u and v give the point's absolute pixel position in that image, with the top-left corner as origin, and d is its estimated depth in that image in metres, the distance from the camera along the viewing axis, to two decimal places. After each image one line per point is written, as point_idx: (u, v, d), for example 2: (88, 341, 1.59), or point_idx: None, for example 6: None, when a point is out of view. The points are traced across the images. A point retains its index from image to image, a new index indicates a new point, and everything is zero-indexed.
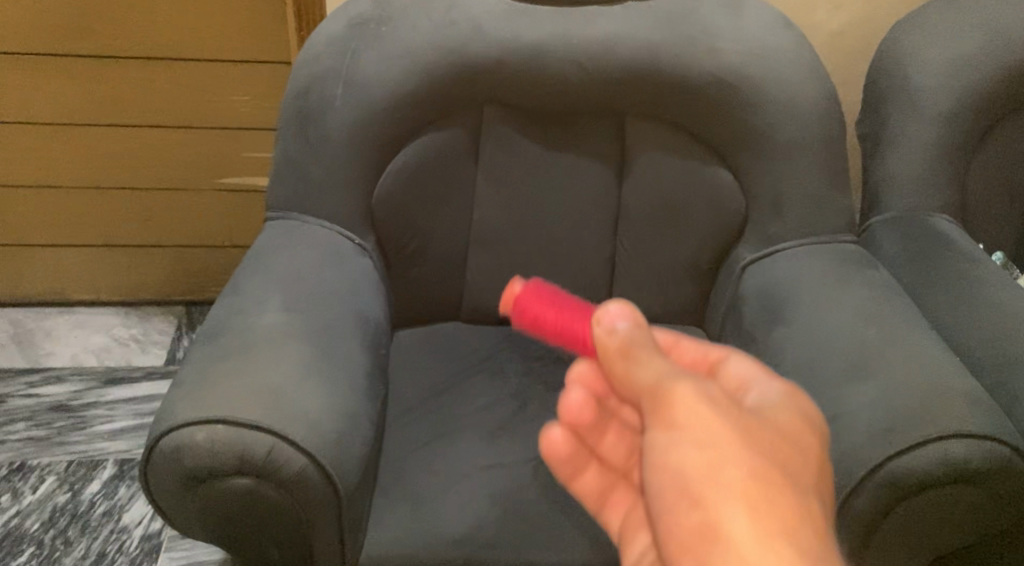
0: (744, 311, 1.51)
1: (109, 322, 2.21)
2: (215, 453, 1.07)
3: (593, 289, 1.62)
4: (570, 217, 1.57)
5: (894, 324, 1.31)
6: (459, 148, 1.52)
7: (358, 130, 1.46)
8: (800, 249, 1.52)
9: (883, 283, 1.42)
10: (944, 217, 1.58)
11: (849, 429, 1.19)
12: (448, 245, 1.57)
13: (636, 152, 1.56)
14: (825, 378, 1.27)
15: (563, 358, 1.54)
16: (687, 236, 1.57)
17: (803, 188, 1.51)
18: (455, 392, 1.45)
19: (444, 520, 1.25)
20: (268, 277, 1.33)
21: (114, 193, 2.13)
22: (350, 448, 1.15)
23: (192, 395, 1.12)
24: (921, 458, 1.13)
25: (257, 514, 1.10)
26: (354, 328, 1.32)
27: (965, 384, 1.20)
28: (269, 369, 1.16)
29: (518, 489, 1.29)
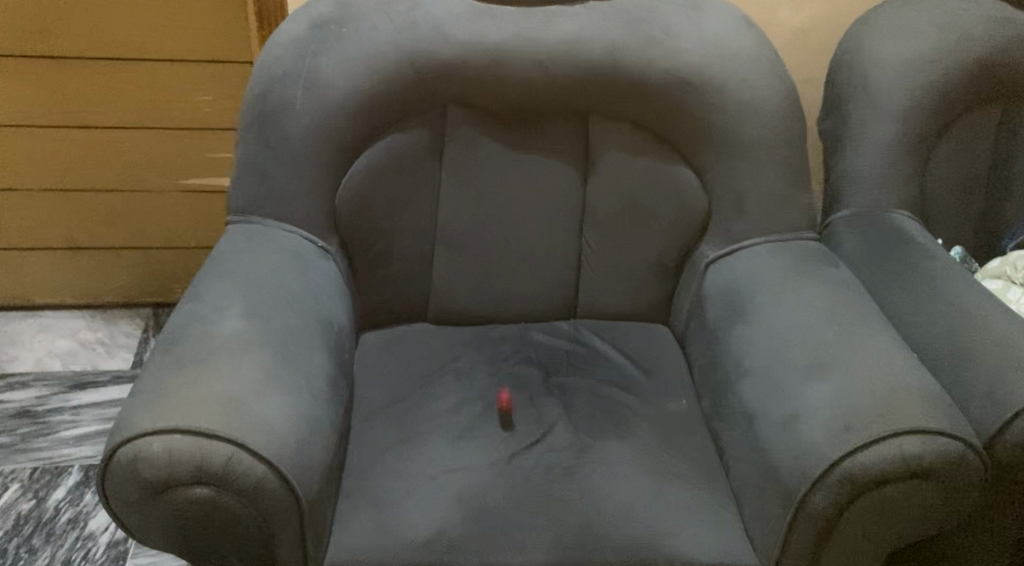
0: (707, 309, 1.51)
1: (74, 326, 2.19)
2: (172, 463, 1.07)
3: (559, 288, 1.62)
4: (534, 217, 1.58)
5: (853, 322, 1.33)
6: (421, 150, 1.52)
7: (319, 132, 1.45)
8: (763, 247, 1.52)
9: (843, 280, 1.43)
10: (904, 213, 1.60)
11: (808, 426, 1.20)
12: (413, 246, 1.56)
13: (599, 152, 1.56)
14: (786, 377, 1.28)
15: (529, 359, 1.54)
16: (651, 236, 1.58)
17: (765, 186, 1.52)
18: (420, 395, 1.45)
19: (408, 524, 1.24)
20: (228, 283, 1.32)
21: (77, 195, 2.10)
22: (311, 454, 1.15)
23: (151, 405, 1.11)
24: (877, 455, 1.14)
25: (217, 523, 1.09)
26: (316, 333, 1.31)
27: (920, 380, 1.22)
28: (228, 378, 1.15)
29: (482, 492, 1.29)
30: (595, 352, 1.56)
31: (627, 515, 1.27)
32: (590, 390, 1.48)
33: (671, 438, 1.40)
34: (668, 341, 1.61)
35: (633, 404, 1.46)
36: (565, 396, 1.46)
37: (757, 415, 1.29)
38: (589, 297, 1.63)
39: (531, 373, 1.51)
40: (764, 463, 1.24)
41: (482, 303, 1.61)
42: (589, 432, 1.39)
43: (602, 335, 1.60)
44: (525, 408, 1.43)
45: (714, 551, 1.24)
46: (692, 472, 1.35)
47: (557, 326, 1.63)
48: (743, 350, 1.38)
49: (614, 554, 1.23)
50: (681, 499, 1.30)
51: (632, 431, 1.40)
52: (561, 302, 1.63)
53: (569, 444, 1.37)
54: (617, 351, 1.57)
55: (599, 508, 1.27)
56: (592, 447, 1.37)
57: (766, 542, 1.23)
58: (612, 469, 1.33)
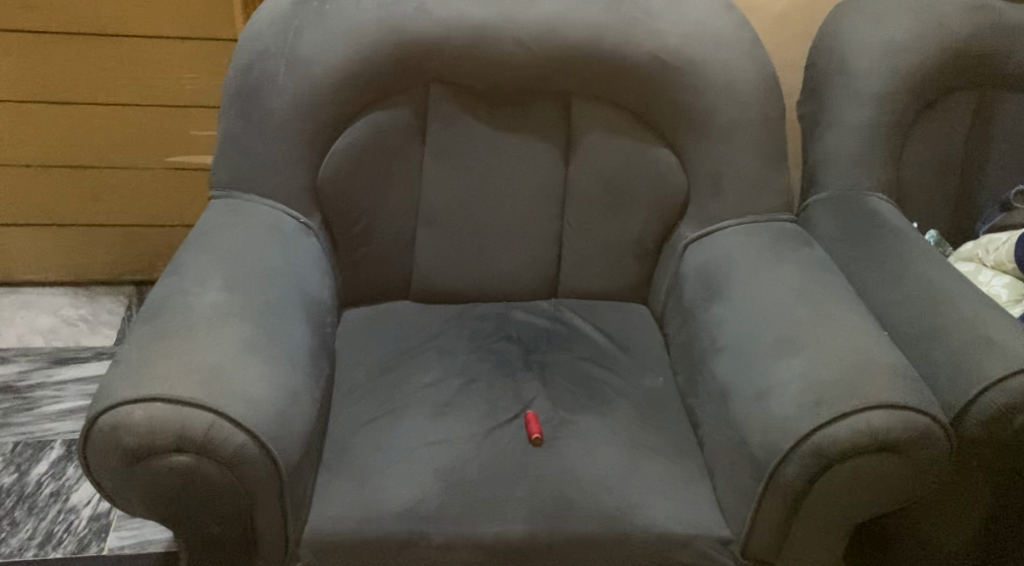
0: (685, 288, 1.53)
1: (57, 303, 2.19)
2: (153, 430, 1.08)
3: (540, 268, 1.63)
4: (516, 196, 1.59)
5: (826, 301, 1.35)
6: (404, 128, 1.53)
7: (302, 108, 1.46)
8: (741, 228, 1.54)
9: (818, 260, 1.45)
10: (880, 196, 1.62)
11: (780, 401, 1.23)
12: (395, 224, 1.57)
13: (579, 133, 1.58)
14: (760, 353, 1.31)
15: (509, 336, 1.56)
16: (630, 216, 1.60)
17: (743, 168, 1.54)
18: (400, 370, 1.47)
19: (388, 495, 1.26)
20: (210, 257, 1.33)
21: (59, 171, 2.10)
22: (291, 424, 1.17)
23: (132, 375, 1.12)
24: (845, 428, 1.16)
25: (198, 491, 1.11)
26: (298, 307, 1.33)
27: (889, 357, 1.24)
28: (209, 349, 1.16)
29: (461, 464, 1.31)
30: (574, 330, 1.58)
31: (603, 487, 1.29)
32: (569, 367, 1.50)
33: (647, 414, 1.42)
34: (647, 320, 1.63)
35: (611, 381, 1.48)
36: (544, 372, 1.48)
37: (731, 391, 1.31)
38: (569, 276, 1.64)
39: (511, 349, 1.53)
40: (737, 437, 1.27)
41: (463, 281, 1.62)
42: (567, 407, 1.42)
43: (581, 314, 1.62)
44: (504, 384, 1.45)
45: (687, 523, 1.27)
46: (667, 447, 1.37)
47: (537, 305, 1.64)
48: (718, 327, 1.40)
49: (589, 525, 1.25)
50: (656, 473, 1.32)
51: (609, 406, 1.42)
52: (541, 281, 1.65)
53: (547, 419, 1.39)
54: (596, 329, 1.59)
55: (576, 481, 1.30)
56: (569, 421, 1.39)
57: (739, 514, 1.25)
58: (589, 443, 1.35)
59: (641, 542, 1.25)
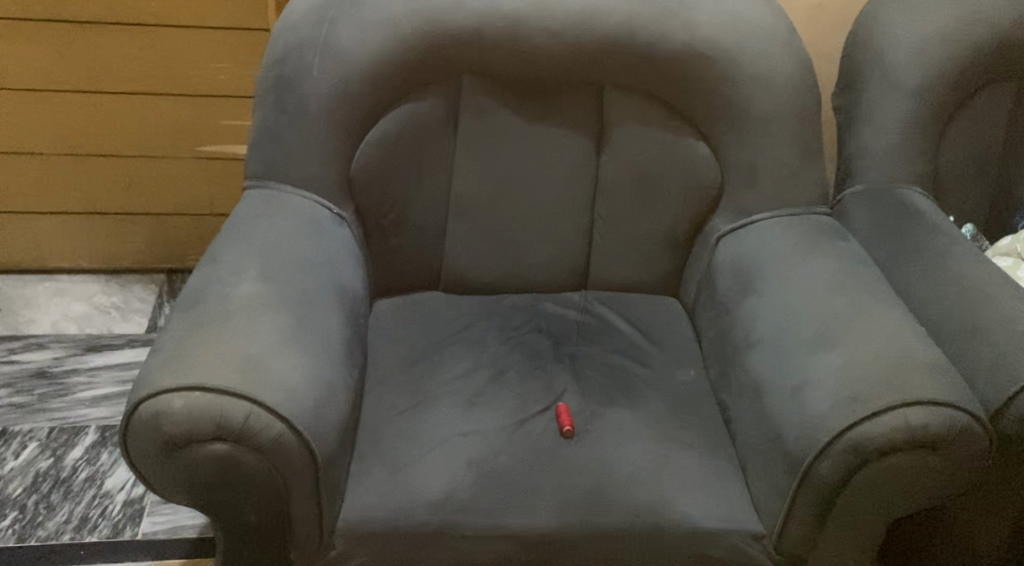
0: (718, 281, 1.53)
1: (89, 290, 2.21)
2: (192, 419, 1.08)
3: (571, 260, 1.63)
4: (548, 188, 1.59)
5: (861, 296, 1.34)
6: (437, 119, 1.53)
7: (336, 97, 1.46)
8: (775, 221, 1.53)
9: (855, 254, 1.44)
10: (916, 190, 1.60)
11: (815, 397, 1.22)
12: (428, 215, 1.57)
13: (613, 124, 1.57)
14: (795, 349, 1.30)
15: (540, 328, 1.56)
16: (663, 208, 1.59)
17: (778, 160, 1.53)
18: (432, 361, 1.47)
19: (421, 486, 1.27)
20: (245, 246, 1.33)
21: (93, 160, 2.11)
22: (326, 414, 1.17)
23: (172, 364, 1.13)
24: (882, 425, 1.16)
25: (235, 479, 1.11)
26: (332, 297, 1.33)
27: (927, 353, 1.23)
28: (245, 338, 1.17)
29: (493, 455, 1.31)
30: (606, 322, 1.58)
31: (635, 480, 1.29)
32: (600, 360, 1.49)
33: (678, 407, 1.42)
34: (678, 312, 1.63)
35: (643, 374, 1.48)
36: (575, 364, 1.48)
37: (765, 386, 1.31)
38: (601, 268, 1.64)
39: (542, 341, 1.53)
40: (771, 432, 1.26)
41: (495, 272, 1.62)
42: (598, 400, 1.42)
43: (612, 306, 1.61)
44: (536, 376, 1.45)
45: (720, 517, 1.27)
46: (698, 441, 1.37)
47: (568, 297, 1.64)
48: (752, 321, 1.40)
49: (621, 518, 1.25)
50: (687, 466, 1.32)
51: (641, 399, 1.43)
52: (572, 273, 1.64)
53: (579, 411, 1.39)
54: (627, 321, 1.58)
55: (608, 473, 1.30)
56: (601, 414, 1.39)
57: (772, 509, 1.25)
58: (620, 436, 1.36)
59: (672, 535, 1.25)
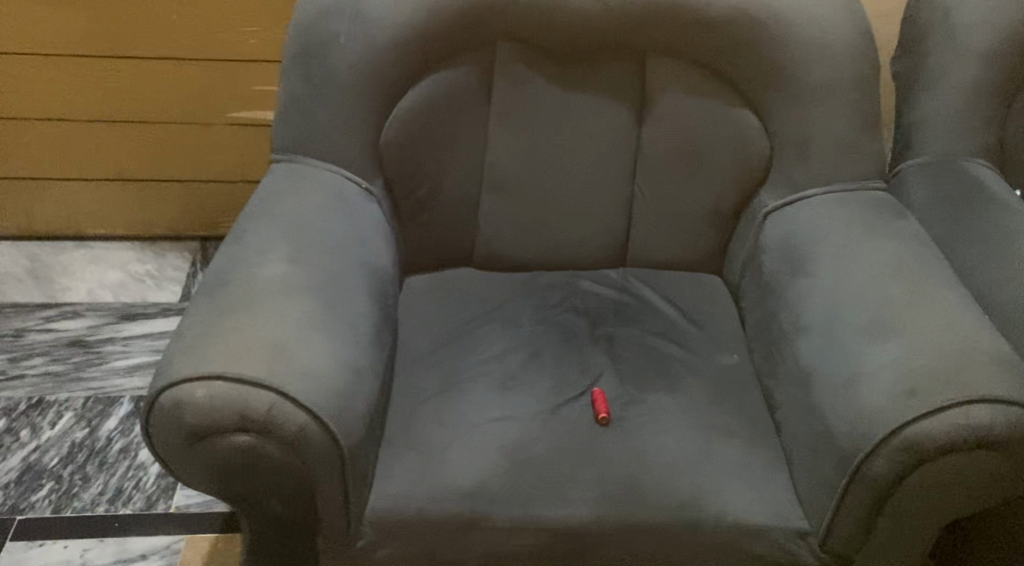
0: (764, 260, 1.45)
1: (124, 257, 2.19)
2: (214, 410, 1.03)
3: (610, 235, 1.57)
4: (585, 158, 1.53)
5: (919, 280, 1.26)
6: (471, 87, 1.47)
7: (366, 67, 1.40)
8: (828, 197, 1.44)
9: (913, 234, 1.36)
10: (981, 163, 1.50)
11: (867, 389, 1.15)
12: (461, 189, 1.51)
13: (655, 92, 1.50)
14: (845, 336, 1.23)
15: (577, 307, 1.50)
16: (707, 181, 1.52)
17: (832, 132, 1.44)
18: (465, 341, 1.43)
19: (452, 474, 1.22)
20: (271, 224, 1.28)
21: (124, 125, 2.08)
22: (355, 403, 1.13)
23: (193, 353, 1.08)
24: (941, 422, 1.08)
25: (258, 471, 1.07)
26: (361, 277, 1.27)
27: (990, 344, 1.15)
28: (269, 322, 1.12)
29: (527, 443, 1.27)
30: (645, 302, 1.52)
31: (675, 471, 1.24)
32: (639, 342, 1.44)
33: (720, 393, 1.37)
34: (722, 291, 1.56)
35: (684, 357, 1.42)
36: (613, 346, 1.43)
37: (812, 375, 1.24)
38: (641, 244, 1.58)
39: (578, 322, 1.47)
40: (819, 425, 1.20)
41: (531, 248, 1.56)
42: (636, 385, 1.37)
43: (652, 285, 1.55)
44: (572, 358, 1.40)
45: (763, 512, 1.21)
46: (741, 430, 1.31)
47: (606, 274, 1.58)
48: (801, 305, 1.32)
49: (660, 511, 1.20)
50: (729, 457, 1.27)
51: (681, 385, 1.37)
52: (611, 249, 1.58)
53: (616, 397, 1.34)
54: (668, 301, 1.52)
55: (647, 464, 1.25)
56: (639, 400, 1.34)
57: (818, 506, 1.19)
58: (658, 424, 1.30)
59: (714, 531, 1.20)
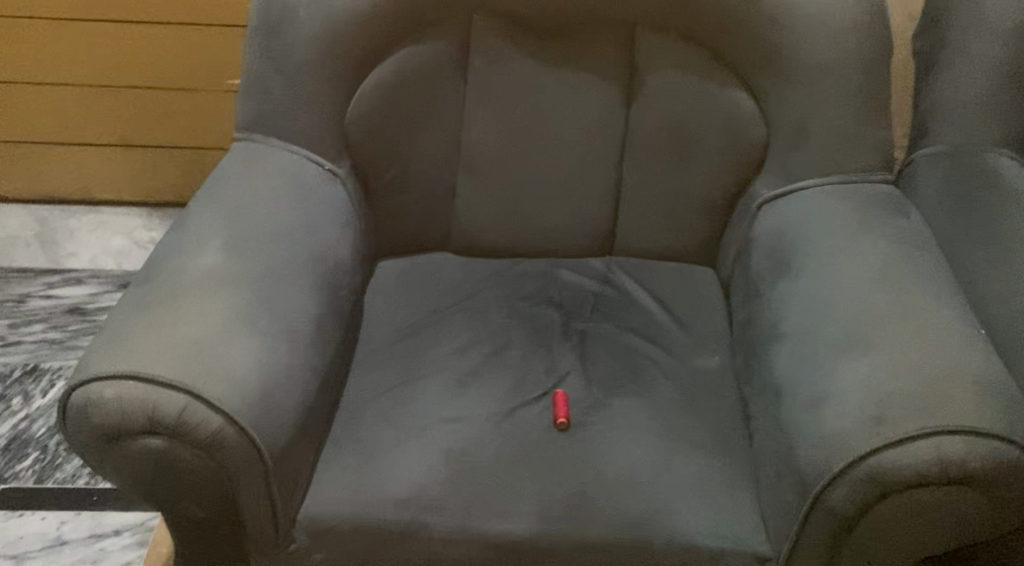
0: (752, 256, 1.35)
1: (131, 224, 2.18)
2: (123, 412, 0.99)
3: (595, 223, 1.47)
4: (568, 141, 1.43)
5: (908, 289, 1.14)
6: (445, 64, 1.39)
7: (328, 42, 1.32)
8: (824, 190, 1.33)
9: (912, 235, 1.24)
10: (1004, 154, 1.36)
11: (835, 411, 1.05)
12: (435, 171, 1.44)
13: (644, 71, 1.40)
14: (820, 349, 1.12)
15: (553, 300, 1.42)
16: (698, 168, 1.41)
17: (832, 119, 1.32)
18: (429, 333, 1.36)
19: (392, 479, 1.16)
20: (216, 211, 1.24)
21: (127, 91, 2.05)
22: (284, 404, 1.08)
23: (108, 350, 1.04)
24: (910, 454, 0.97)
25: (173, 475, 1.02)
26: (306, 269, 1.23)
27: (976, 366, 1.04)
28: (193, 320, 1.07)
29: (477, 447, 1.20)
30: (626, 296, 1.43)
31: (630, 485, 1.16)
32: (613, 340, 1.36)
33: (692, 399, 1.28)
34: (712, 286, 1.46)
35: (659, 359, 1.33)
36: (585, 343, 1.35)
37: (783, 389, 1.14)
38: (628, 233, 1.48)
39: (551, 316, 1.39)
40: (785, 447, 1.10)
41: (510, 234, 1.48)
42: (604, 387, 1.29)
43: (637, 277, 1.46)
44: (538, 355, 1.33)
45: (721, 534, 1.12)
46: (710, 441, 1.22)
47: (589, 264, 1.49)
48: (781, 310, 1.22)
49: (608, 529, 1.12)
50: (691, 472, 1.18)
51: (651, 388, 1.29)
52: (597, 237, 1.48)
53: (579, 400, 1.27)
54: (651, 296, 1.43)
55: (600, 475, 1.17)
56: (604, 404, 1.26)
57: (779, 532, 1.10)
58: (620, 432, 1.22)
59: (664, 552, 1.12)
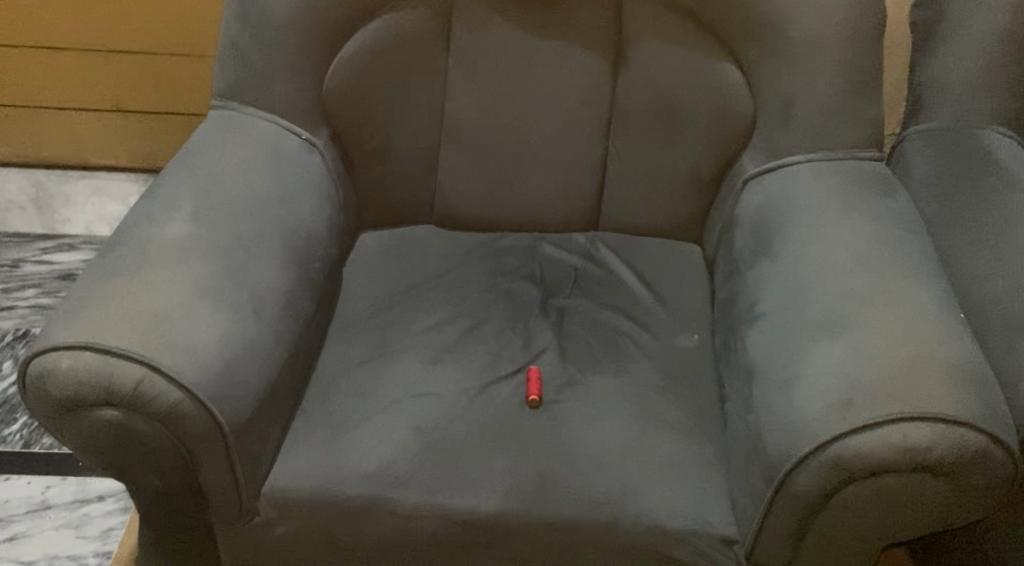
0: (736, 234, 1.31)
1: (127, 190, 2.18)
2: (78, 383, 0.99)
3: (580, 197, 1.45)
4: (552, 112, 1.40)
5: (887, 270, 1.11)
6: (426, 32, 1.36)
7: (306, 9, 1.30)
8: (811, 167, 1.29)
9: (897, 215, 1.20)
10: (999, 133, 1.32)
11: (805, 395, 1.02)
12: (416, 142, 1.41)
13: (631, 41, 1.36)
14: (794, 331, 1.10)
15: (534, 275, 1.40)
16: (684, 143, 1.38)
17: (821, 94, 1.28)
18: (406, 307, 1.34)
19: (359, 454, 1.15)
20: (188, 180, 1.22)
21: (119, 56, 2.04)
22: (247, 377, 1.08)
23: (67, 319, 1.03)
24: (875, 441, 0.95)
25: (131, 446, 1.02)
26: (277, 240, 1.21)
27: (952, 352, 1.01)
28: (156, 290, 1.06)
29: (446, 424, 1.19)
30: (609, 272, 1.41)
31: (599, 465, 1.15)
32: (592, 316, 1.34)
33: (669, 379, 1.26)
34: (697, 264, 1.43)
35: (638, 337, 1.31)
36: (563, 320, 1.33)
37: (757, 371, 1.12)
38: (614, 208, 1.45)
39: (531, 291, 1.37)
40: (755, 430, 1.08)
41: (493, 207, 1.46)
42: (579, 365, 1.27)
43: (620, 253, 1.43)
44: (515, 331, 1.31)
45: (688, 516, 1.11)
46: (683, 422, 1.21)
47: (573, 239, 1.47)
48: (760, 290, 1.19)
49: (574, 509, 1.11)
50: (662, 452, 1.16)
51: (627, 367, 1.27)
52: (581, 211, 1.46)
53: (553, 377, 1.25)
54: (633, 273, 1.40)
55: (568, 455, 1.16)
56: (578, 382, 1.25)
57: (746, 516, 1.08)
58: (592, 411, 1.21)
59: (630, 534, 1.10)
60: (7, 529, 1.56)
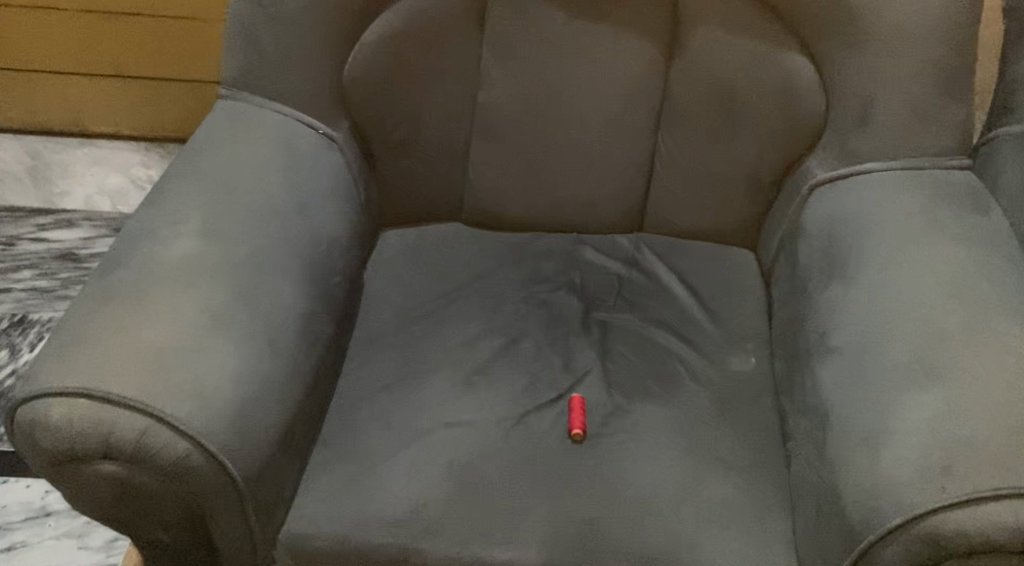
0: (802, 246, 1.18)
1: (129, 160, 2.04)
2: (73, 435, 0.87)
3: (624, 197, 1.31)
4: (598, 103, 1.26)
5: (983, 306, 0.98)
6: (460, 13, 1.22)
7: None
8: (889, 176, 1.16)
9: (988, 236, 1.08)
10: None
11: (892, 453, 0.90)
12: (446, 134, 1.28)
13: (689, 26, 1.21)
14: (875, 374, 0.97)
15: (574, 284, 1.27)
16: (744, 141, 1.24)
17: (903, 93, 1.14)
18: (434, 320, 1.22)
19: (384, 496, 1.04)
20: (195, 184, 1.09)
21: (117, 18, 1.89)
22: (261, 418, 0.95)
23: (60, 356, 0.91)
24: (980, 517, 0.83)
25: (134, 501, 0.91)
26: (294, 254, 1.08)
27: None
28: (159, 322, 0.94)
29: (480, 460, 1.07)
30: (656, 282, 1.28)
31: (651, 510, 1.03)
32: (638, 333, 1.22)
33: (725, 410, 1.14)
34: (752, 273, 1.30)
35: (690, 359, 1.19)
36: (606, 337, 1.21)
37: (831, 415, 1.00)
38: (662, 208, 1.32)
39: (571, 303, 1.25)
40: (828, 484, 0.96)
41: (528, 206, 1.32)
42: (626, 391, 1.15)
43: (668, 260, 1.31)
44: (554, 351, 1.19)
45: None
46: (742, 461, 1.09)
47: (616, 242, 1.34)
48: (832, 318, 1.07)
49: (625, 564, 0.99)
50: (720, 498, 1.05)
51: (679, 395, 1.15)
52: (625, 212, 1.33)
53: (597, 406, 1.13)
54: (683, 283, 1.28)
55: (616, 497, 1.04)
56: (624, 411, 1.13)
57: None
58: (642, 447, 1.09)
59: None
60: (6, 538, 1.46)
